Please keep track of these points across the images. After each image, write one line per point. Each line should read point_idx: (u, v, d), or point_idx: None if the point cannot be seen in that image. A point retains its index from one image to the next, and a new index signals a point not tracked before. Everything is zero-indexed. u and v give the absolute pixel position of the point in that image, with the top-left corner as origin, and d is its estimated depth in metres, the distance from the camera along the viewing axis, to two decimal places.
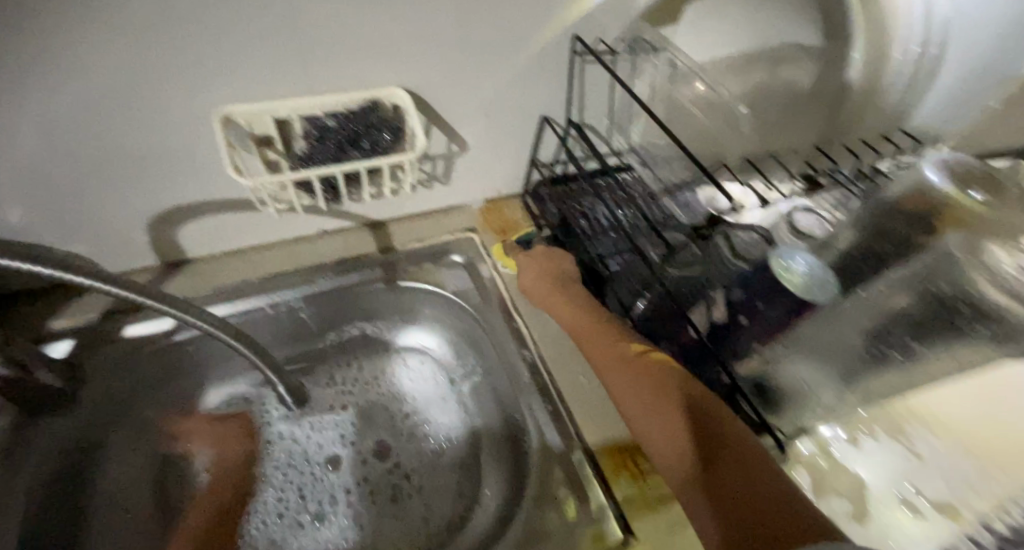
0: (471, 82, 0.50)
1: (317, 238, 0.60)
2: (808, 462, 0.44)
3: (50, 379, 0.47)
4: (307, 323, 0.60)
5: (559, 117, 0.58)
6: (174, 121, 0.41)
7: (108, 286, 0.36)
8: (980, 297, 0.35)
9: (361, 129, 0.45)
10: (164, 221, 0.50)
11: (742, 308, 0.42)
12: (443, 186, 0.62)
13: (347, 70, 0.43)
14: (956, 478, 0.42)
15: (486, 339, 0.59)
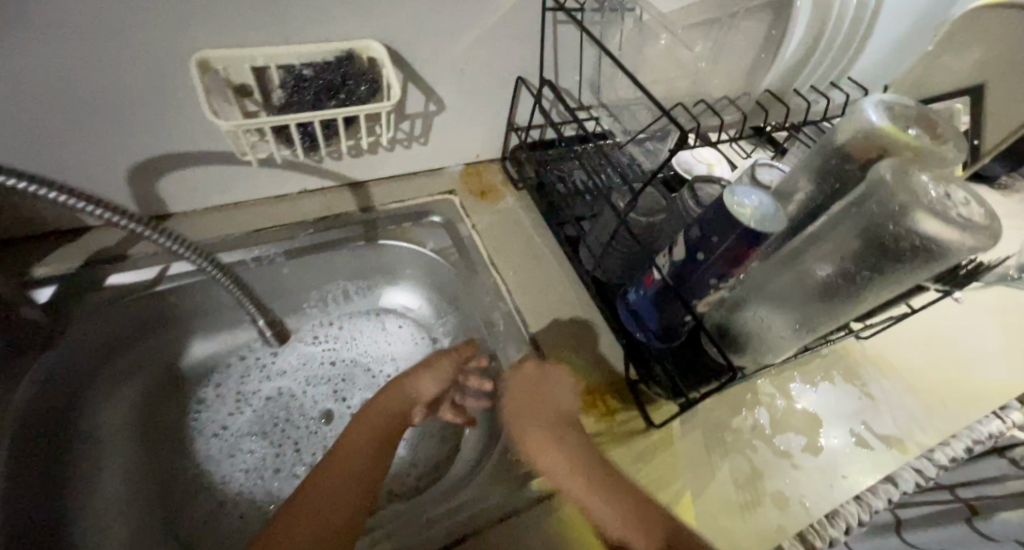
0: (445, 38, 0.52)
1: (299, 198, 0.61)
2: (768, 403, 0.53)
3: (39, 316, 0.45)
4: (288, 279, 0.61)
5: (534, 77, 0.61)
6: (153, 71, 0.43)
7: None
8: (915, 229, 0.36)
9: (336, 79, 0.47)
10: (144, 174, 0.51)
11: (699, 243, 0.41)
12: (422, 146, 0.64)
13: (319, 22, 0.45)
14: (900, 413, 0.54)
15: (464, 293, 0.61)
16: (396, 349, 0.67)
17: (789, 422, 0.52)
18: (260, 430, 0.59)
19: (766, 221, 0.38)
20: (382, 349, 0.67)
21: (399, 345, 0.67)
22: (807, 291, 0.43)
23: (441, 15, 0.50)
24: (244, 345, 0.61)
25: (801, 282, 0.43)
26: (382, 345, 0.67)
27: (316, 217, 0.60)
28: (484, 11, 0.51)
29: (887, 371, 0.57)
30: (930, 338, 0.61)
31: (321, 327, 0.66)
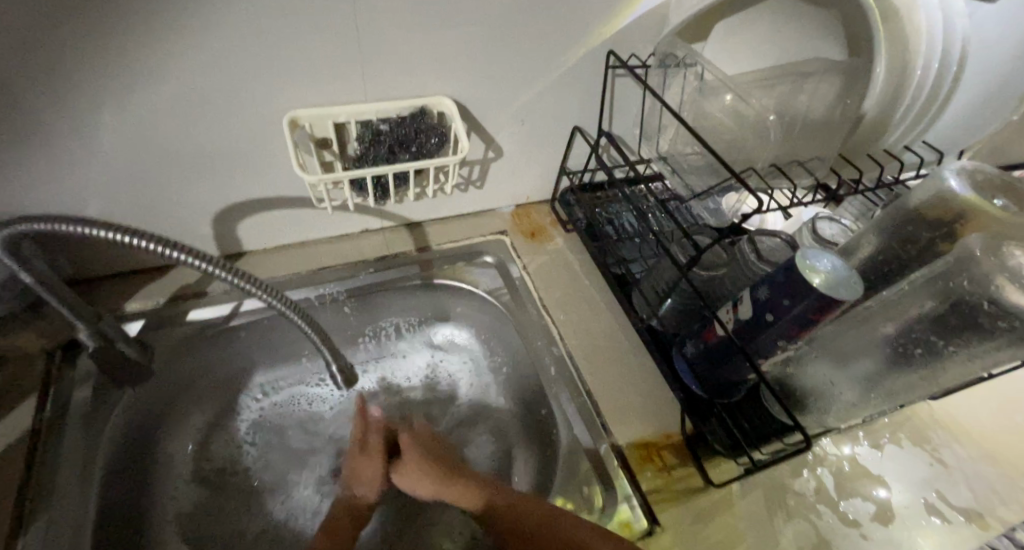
0: (510, 92, 0.55)
1: (361, 237, 0.65)
2: (833, 466, 0.51)
3: (131, 350, 0.46)
4: (347, 317, 0.63)
5: (591, 127, 0.62)
6: (248, 124, 0.47)
7: (212, 270, 0.36)
8: (999, 297, 0.36)
9: (410, 133, 0.50)
10: (227, 216, 0.55)
11: (769, 306, 0.41)
12: (478, 190, 0.67)
13: (398, 81, 0.49)
14: (977, 486, 0.51)
15: (515, 334, 0.62)
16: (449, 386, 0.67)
17: (856, 486, 0.49)
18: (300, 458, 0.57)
19: (841, 289, 0.37)
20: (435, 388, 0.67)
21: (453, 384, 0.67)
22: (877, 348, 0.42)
23: (509, 72, 0.52)
24: (304, 376, 0.61)
25: (867, 343, 0.42)
26: (434, 383, 0.68)
27: (378, 256, 0.63)
28: (549, 68, 0.54)
29: (960, 438, 0.54)
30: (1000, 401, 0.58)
31: (372, 363, 0.66)
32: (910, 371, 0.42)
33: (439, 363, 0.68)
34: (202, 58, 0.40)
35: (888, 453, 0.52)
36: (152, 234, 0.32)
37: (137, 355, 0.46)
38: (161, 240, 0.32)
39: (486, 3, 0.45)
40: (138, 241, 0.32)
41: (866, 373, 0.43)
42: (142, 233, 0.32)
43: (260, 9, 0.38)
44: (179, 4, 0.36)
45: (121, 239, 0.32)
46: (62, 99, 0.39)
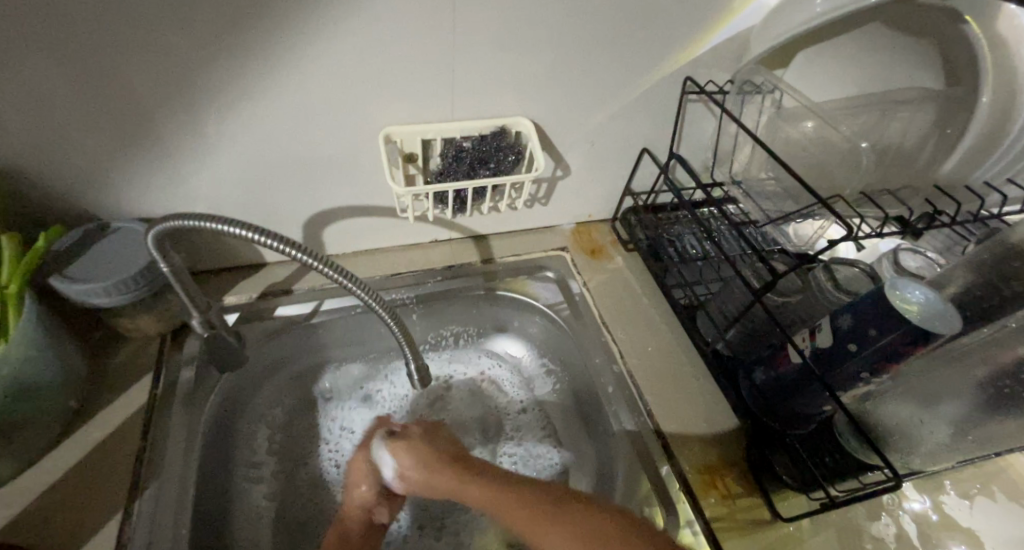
0: (586, 114, 0.57)
1: (429, 247, 0.68)
2: (917, 514, 0.47)
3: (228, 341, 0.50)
4: (413, 322, 0.66)
5: (660, 150, 0.63)
6: (348, 139, 0.51)
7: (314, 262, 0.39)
8: None
9: (490, 151, 0.53)
10: (316, 222, 0.59)
11: (852, 335, 0.40)
12: (543, 207, 0.69)
13: (483, 102, 0.52)
14: None
15: (573, 348, 0.63)
16: (514, 393, 0.68)
17: (942, 537, 0.46)
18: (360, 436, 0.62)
19: (938, 322, 0.36)
20: (500, 393, 0.69)
21: (517, 390, 0.68)
22: (974, 389, 0.40)
23: (586, 96, 0.55)
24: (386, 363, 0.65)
25: (958, 389, 0.41)
26: (498, 389, 0.69)
27: (445, 265, 0.66)
28: (625, 91, 0.55)
29: None
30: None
31: (437, 362, 0.69)
32: (1010, 412, 0.39)
33: (503, 367, 0.70)
34: (319, 75, 0.45)
35: (978, 503, 0.49)
36: (271, 233, 0.36)
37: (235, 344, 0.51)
38: (282, 239, 0.36)
39: (572, 30, 0.48)
40: (252, 232, 0.35)
41: (954, 412, 0.41)
42: (259, 228, 0.35)
43: (375, 34, 0.43)
44: (307, 28, 0.41)
45: (252, 235, 0.35)
46: (199, 106, 0.44)
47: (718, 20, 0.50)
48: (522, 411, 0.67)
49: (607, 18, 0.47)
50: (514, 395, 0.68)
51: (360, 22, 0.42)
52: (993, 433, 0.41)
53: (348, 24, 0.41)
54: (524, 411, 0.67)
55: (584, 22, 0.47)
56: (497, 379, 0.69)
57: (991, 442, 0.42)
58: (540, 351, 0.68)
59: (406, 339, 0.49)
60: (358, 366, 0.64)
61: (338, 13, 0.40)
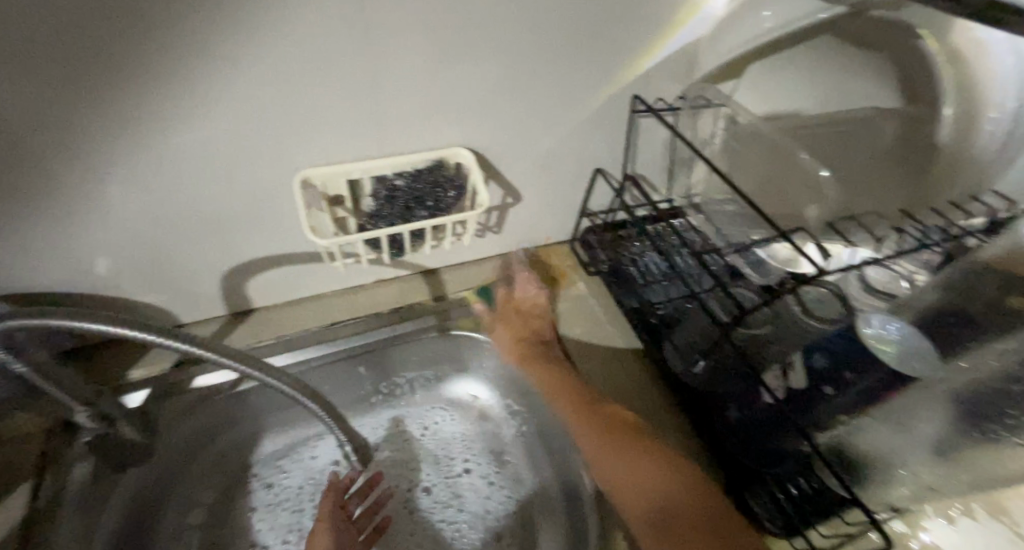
0: (530, 138, 0.52)
1: (374, 288, 0.62)
2: (901, 540, 0.45)
3: (129, 432, 0.44)
4: (361, 377, 0.60)
5: (614, 169, 0.60)
6: (263, 185, 0.45)
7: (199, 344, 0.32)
8: None
9: (427, 189, 0.48)
10: (237, 274, 0.53)
11: (826, 378, 0.37)
12: (496, 236, 0.64)
13: (415, 135, 0.46)
14: None
15: (539, 390, 0.58)
16: (451, 457, 0.63)
17: None
18: (297, 511, 0.53)
19: (916, 363, 0.33)
20: (437, 457, 0.63)
21: (455, 453, 0.63)
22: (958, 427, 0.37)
23: (528, 120, 0.50)
24: (316, 436, 0.57)
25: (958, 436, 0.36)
26: (436, 452, 0.63)
27: (392, 307, 0.61)
28: (570, 113, 0.51)
29: None
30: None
31: (369, 426, 0.63)
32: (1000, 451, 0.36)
33: (445, 426, 0.65)
34: (212, 116, 0.39)
35: (963, 525, 0.46)
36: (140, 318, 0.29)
37: (139, 437, 0.45)
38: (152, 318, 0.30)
39: (505, 53, 0.43)
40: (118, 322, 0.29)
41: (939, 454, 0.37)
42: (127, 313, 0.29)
43: (276, 67, 0.37)
44: (195, 67, 0.35)
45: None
46: (68, 160, 0.37)
47: (663, 34, 0.46)
48: (460, 477, 0.61)
49: (542, 38, 0.43)
50: (451, 459, 0.63)
51: (256, 55, 0.36)
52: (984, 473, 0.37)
53: (241, 58, 0.36)
54: (462, 477, 0.61)
55: (516, 43, 0.43)
56: (434, 441, 0.64)
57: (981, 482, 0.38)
58: (491, 399, 0.64)
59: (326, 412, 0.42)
60: (278, 443, 0.56)
61: (226, 47, 0.35)
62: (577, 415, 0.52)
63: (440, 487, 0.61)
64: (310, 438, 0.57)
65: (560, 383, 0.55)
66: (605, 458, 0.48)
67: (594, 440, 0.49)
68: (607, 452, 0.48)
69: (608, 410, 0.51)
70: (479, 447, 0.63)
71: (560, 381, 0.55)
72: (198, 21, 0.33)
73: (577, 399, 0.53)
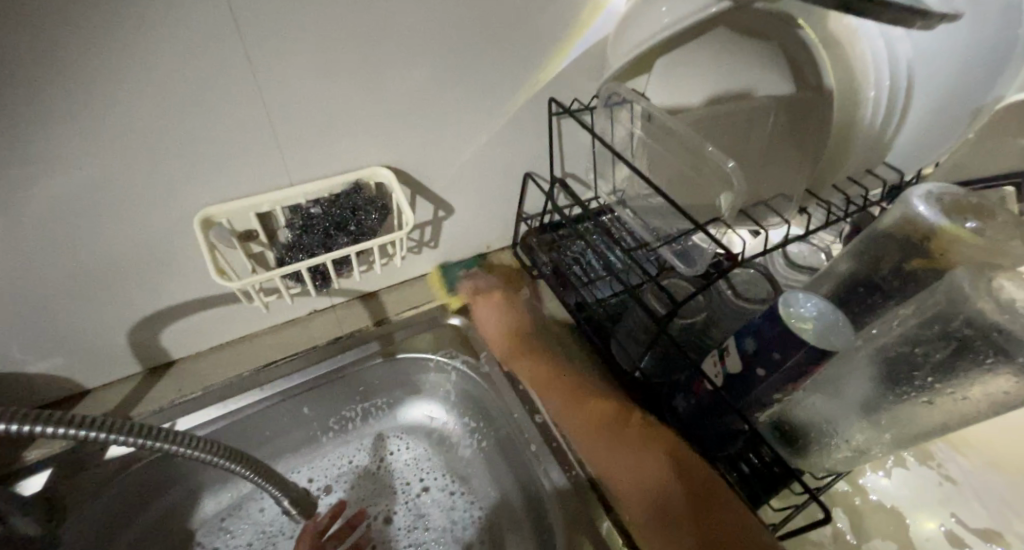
0: (453, 148, 0.51)
1: (309, 319, 0.59)
2: (844, 502, 0.47)
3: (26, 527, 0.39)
4: (306, 417, 0.57)
5: (542, 171, 0.60)
6: (161, 227, 0.41)
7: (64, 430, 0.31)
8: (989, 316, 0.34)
9: (347, 213, 0.46)
10: (148, 324, 0.48)
11: (758, 359, 0.38)
12: (433, 250, 0.63)
13: (327, 157, 0.44)
14: (988, 497, 0.48)
15: (493, 402, 0.57)
16: (407, 481, 0.61)
17: (873, 523, 0.46)
18: None
19: (832, 337, 0.34)
20: (394, 485, 0.61)
21: (411, 477, 0.61)
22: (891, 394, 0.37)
23: (448, 131, 0.49)
24: (253, 495, 0.55)
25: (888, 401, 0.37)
26: (392, 480, 0.61)
27: (329, 339, 0.57)
28: (490, 121, 0.50)
29: (965, 448, 0.52)
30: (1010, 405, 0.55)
31: (321, 467, 0.60)
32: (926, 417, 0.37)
33: (400, 452, 0.63)
34: (87, 161, 0.35)
35: (896, 476, 0.49)
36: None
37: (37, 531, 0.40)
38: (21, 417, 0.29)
39: (408, 68, 0.42)
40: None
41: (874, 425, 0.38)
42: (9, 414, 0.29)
43: (157, 104, 0.34)
44: (53, 107, 0.31)
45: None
46: None
47: (572, 34, 0.47)
48: (420, 497, 0.60)
49: (447, 48, 0.42)
50: (407, 483, 0.61)
51: (125, 89, 0.32)
52: (911, 437, 0.38)
53: (110, 98, 0.32)
54: (422, 497, 0.60)
55: (423, 56, 0.42)
56: (388, 468, 0.62)
57: (909, 445, 0.39)
58: (439, 419, 0.63)
59: (244, 463, 0.42)
60: (216, 506, 0.54)
61: (91, 85, 0.31)
62: (564, 402, 0.53)
63: (402, 513, 0.59)
64: (245, 498, 0.55)
65: (541, 368, 0.56)
66: (607, 457, 0.47)
67: (591, 441, 0.49)
68: (610, 448, 0.47)
69: (596, 398, 0.52)
70: (435, 465, 0.62)
71: (534, 367, 0.56)
72: (47, 63, 0.29)
73: (554, 381, 0.55)
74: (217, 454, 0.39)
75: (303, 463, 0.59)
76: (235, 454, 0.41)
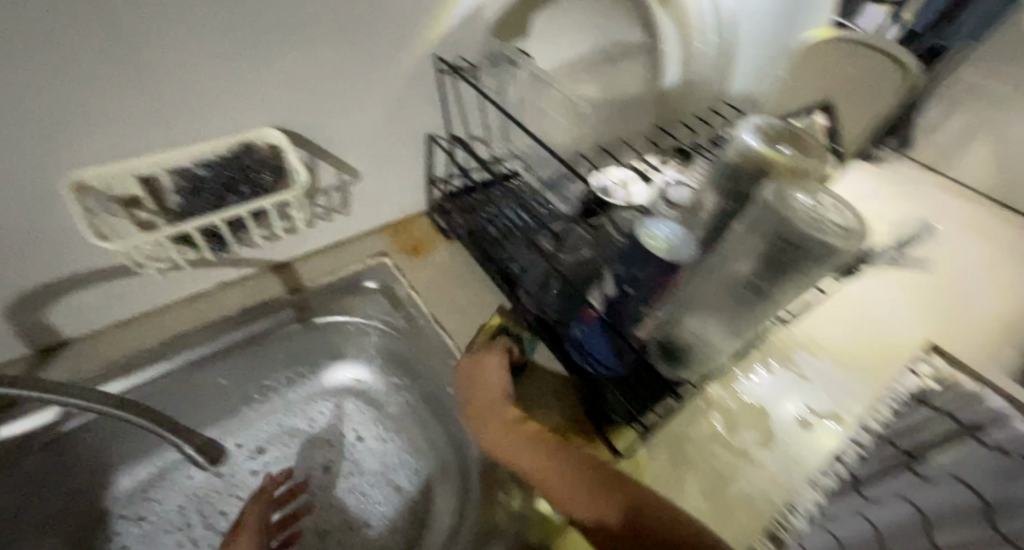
0: (346, 110, 0.52)
1: (219, 291, 0.59)
2: (721, 406, 0.55)
3: None
4: (223, 388, 0.57)
5: (443, 132, 0.62)
6: (25, 205, 0.39)
7: None
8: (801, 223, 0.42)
9: (237, 174, 0.47)
10: (29, 304, 0.46)
11: (626, 279, 0.43)
12: (344, 215, 0.63)
13: (209, 122, 0.43)
14: (833, 388, 0.58)
15: (414, 357, 0.60)
16: (343, 433, 0.64)
17: (743, 419, 0.54)
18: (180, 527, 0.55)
19: (677, 248, 0.41)
20: (330, 438, 0.63)
21: (346, 429, 0.64)
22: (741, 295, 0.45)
23: (339, 93, 0.49)
24: (177, 465, 0.56)
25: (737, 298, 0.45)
26: (326, 434, 0.63)
27: (242, 308, 0.57)
28: (381, 83, 0.52)
29: (820, 352, 0.61)
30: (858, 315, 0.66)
31: (250, 433, 0.61)
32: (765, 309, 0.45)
33: (332, 412, 0.64)
34: None
35: (764, 380, 0.58)
36: None
37: None
38: None
39: (282, 29, 0.41)
40: None
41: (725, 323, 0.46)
42: None
43: None
44: None
45: None
46: None
47: None
48: (356, 445, 0.63)
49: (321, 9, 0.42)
50: (343, 434, 0.64)
51: None
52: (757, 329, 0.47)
53: None
54: (358, 446, 0.63)
55: (297, 18, 0.41)
56: (322, 425, 0.64)
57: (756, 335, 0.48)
58: (366, 376, 0.65)
59: (154, 418, 0.42)
60: (131, 481, 0.54)
61: None
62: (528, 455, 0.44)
63: (339, 461, 0.62)
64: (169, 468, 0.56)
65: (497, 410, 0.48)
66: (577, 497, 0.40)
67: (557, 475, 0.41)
68: (580, 490, 0.40)
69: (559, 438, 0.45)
70: (368, 417, 0.64)
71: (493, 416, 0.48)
72: None
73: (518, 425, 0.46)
74: (122, 408, 0.40)
75: (229, 432, 0.60)
76: (141, 409, 0.42)
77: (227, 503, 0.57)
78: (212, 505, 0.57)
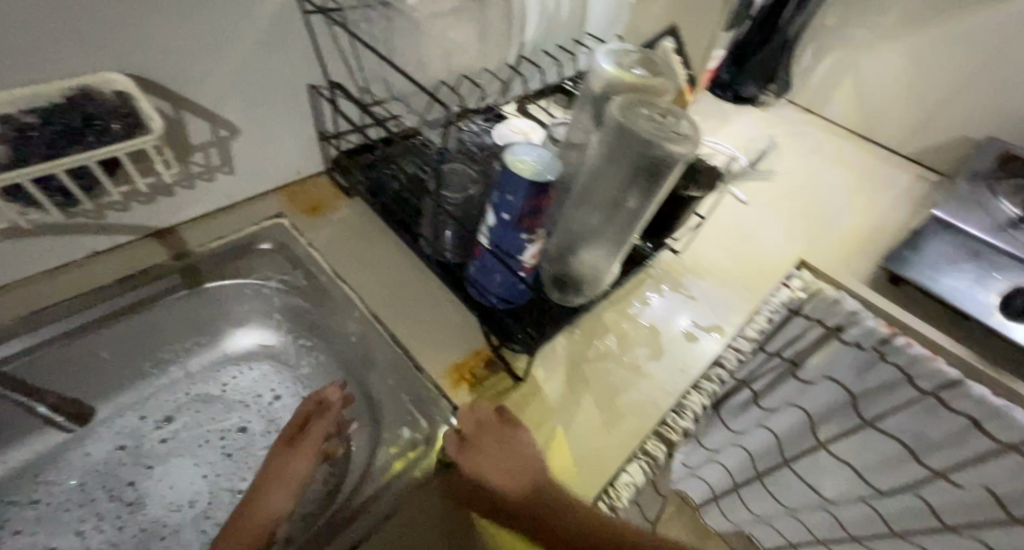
0: (207, 57, 0.48)
1: (89, 261, 0.54)
2: (617, 328, 0.60)
3: None
4: (106, 360, 0.54)
5: (323, 81, 0.60)
6: None
7: None
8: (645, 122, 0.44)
9: (76, 123, 0.40)
10: None
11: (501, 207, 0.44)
12: (229, 175, 0.60)
13: (37, 69, 0.39)
14: (715, 303, 0.64)
15: (318, 313, 0.59)
16: (258, 394, 0.63)
17: (636, 337, 0.59)
18: (84, 501, 0.54)
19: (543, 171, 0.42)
20: (243, 400, 0.63)
21: (262, 390, 0.63)
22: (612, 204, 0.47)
23: (194, 37, 0.46)
24: (67, 447, 0.55)
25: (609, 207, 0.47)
26: (239, 396, 0.63)
27: (120, 276, 0.54)
28: (243, 26, 0.49)
29: (705, 274, 0.67)
30: (739, 239, 0.72)
31: (153, 405, 0.60)
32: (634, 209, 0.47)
33: (242, 376, 0.63)
34: None
35: (655, 302, 0.63)
36: None
37: None
38: None
39: None
40: None
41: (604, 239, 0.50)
42: None
43: None
44: None
45: None
46: None
47: None
48: (272, 404, 0.62)
49: None
50: (258, 394, 0.63)
51: None
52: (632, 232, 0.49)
53: None
54: (275, 404, 0.62)
55: None
56: (232, 388, 0.63)
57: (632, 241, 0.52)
58: (273, 338, 0.64)
59: None
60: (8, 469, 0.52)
61: None
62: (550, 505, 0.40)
63: (255, 420, 0.62)
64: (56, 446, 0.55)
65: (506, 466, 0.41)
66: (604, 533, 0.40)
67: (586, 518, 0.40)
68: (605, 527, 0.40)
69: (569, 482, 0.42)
70: (282, 376, 0.63)
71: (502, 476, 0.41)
72: None
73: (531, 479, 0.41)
74: None
75: (132, 402, 0.59)
76: None
77: (135, 473, 0.57)
78: (118, 478, 0.56)
